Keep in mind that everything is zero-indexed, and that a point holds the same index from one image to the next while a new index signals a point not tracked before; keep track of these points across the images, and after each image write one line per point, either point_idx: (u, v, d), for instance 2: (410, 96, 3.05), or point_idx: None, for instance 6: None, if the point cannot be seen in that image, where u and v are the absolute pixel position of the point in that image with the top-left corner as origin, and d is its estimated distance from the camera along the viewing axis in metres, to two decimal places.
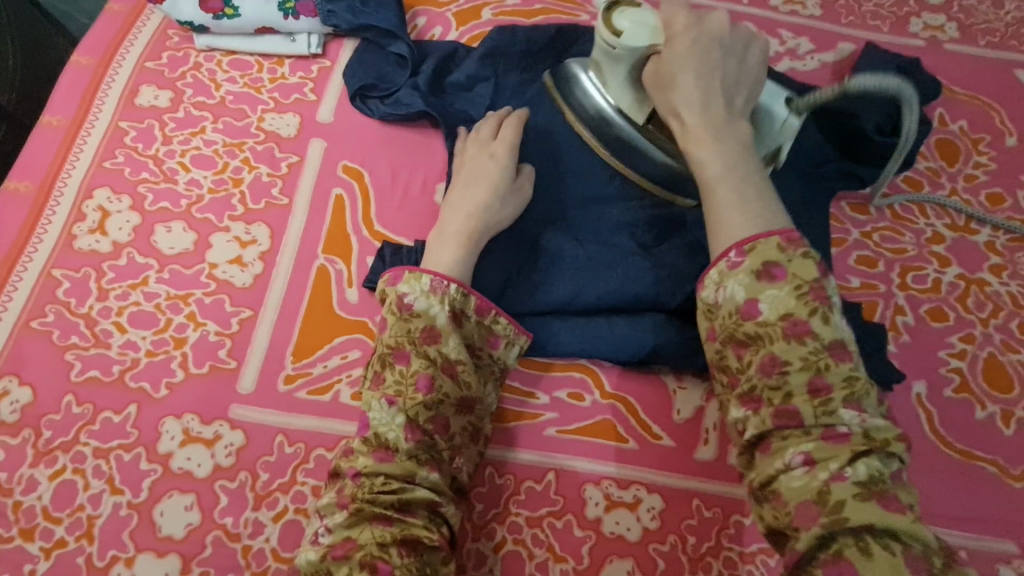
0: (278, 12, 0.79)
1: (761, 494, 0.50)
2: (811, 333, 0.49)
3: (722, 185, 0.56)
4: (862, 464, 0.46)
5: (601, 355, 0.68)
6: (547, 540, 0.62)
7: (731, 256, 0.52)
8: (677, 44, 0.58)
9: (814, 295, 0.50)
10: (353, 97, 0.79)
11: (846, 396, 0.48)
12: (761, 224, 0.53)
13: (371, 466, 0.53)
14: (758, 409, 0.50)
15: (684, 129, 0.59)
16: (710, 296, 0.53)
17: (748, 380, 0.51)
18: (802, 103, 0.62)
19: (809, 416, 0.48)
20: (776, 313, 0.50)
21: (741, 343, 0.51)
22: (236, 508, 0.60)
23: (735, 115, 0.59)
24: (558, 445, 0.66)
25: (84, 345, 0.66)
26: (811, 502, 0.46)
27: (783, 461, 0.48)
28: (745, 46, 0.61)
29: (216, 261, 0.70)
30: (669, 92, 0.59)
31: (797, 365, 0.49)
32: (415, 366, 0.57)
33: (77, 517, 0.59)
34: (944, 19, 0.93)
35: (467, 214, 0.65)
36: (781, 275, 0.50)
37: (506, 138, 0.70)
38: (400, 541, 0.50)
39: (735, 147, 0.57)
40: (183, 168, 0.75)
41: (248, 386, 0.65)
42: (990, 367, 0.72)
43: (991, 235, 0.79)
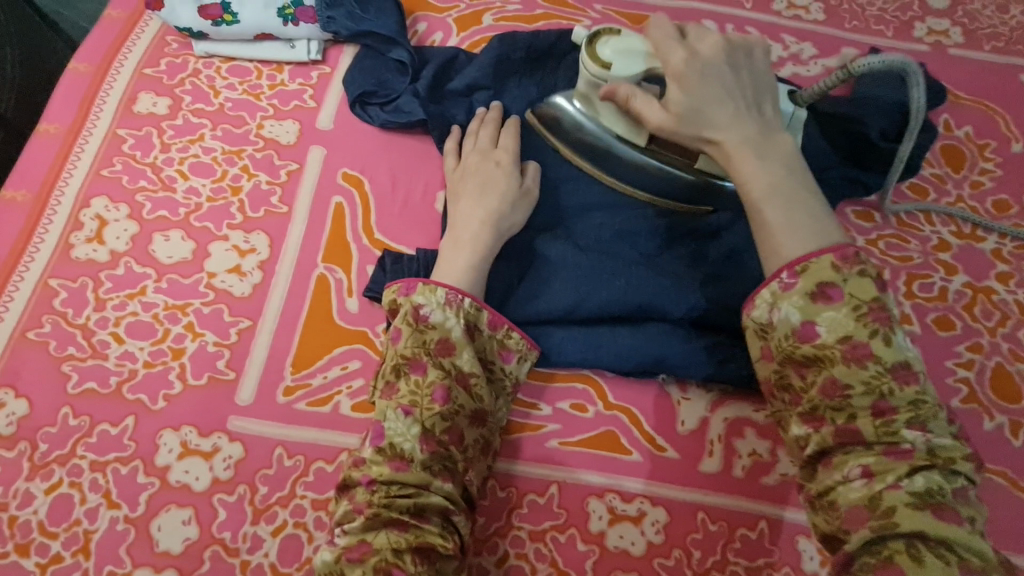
0: (277, 19, 0.78)
1: (817, 503, 0.49)
2: (872, 355, 0.47)
3: (770, 204, 0.53)
4: (922, 478, 0.45)
5: (605, 365, 0.67)
6: (550, 555, 0.61)
7: (784, 278, 0.51)
8: (686, 77, 0.56)
9: (873, 316, 0.48)
10: (353, 104, 0.78)
11: (910, 417, 0.47)
12: (815, 240, 0.51)
13: (386, 474, 0.52)
14: (818, 427, 0.49)
15: (724, 152, 0.56)
16: (764, 316, 0.52)
17: (810, 400, 0.50)
18: (808, 94, 0.64)
19: (870, 434, 0.47)
20: (835, 334, 0.49)
21: (801, 364, 0.50)
22: (235, 522, 0.60)
23: (769, 129, 0.56)
24: (561, 457, 0.65)
25: (81, 357, 0.65)
26: (863, 507, 0.46)
27: (842, 473, 0.47)
28: (750, 61, 0.59)
29: (215, 270, 0.69)
30: (697, 121, 0.56)
31: (859, 390, 0.47)
32: (432, 376, 0.56)
33: (74, 531, 0.59)
34: (948, 23, 0.93)
35: (481, 220, 0.65)
36: (838, 296, 0.49)
37: (509, 144, 0.71)
38: (415, 549, 0.49)
39: (778, 161, 0.55)
40: (181, 176, 0.74)
41: (247, 398, 0.64)
42: (998, 377, 0.71)
43: (998, 242, 0.78)
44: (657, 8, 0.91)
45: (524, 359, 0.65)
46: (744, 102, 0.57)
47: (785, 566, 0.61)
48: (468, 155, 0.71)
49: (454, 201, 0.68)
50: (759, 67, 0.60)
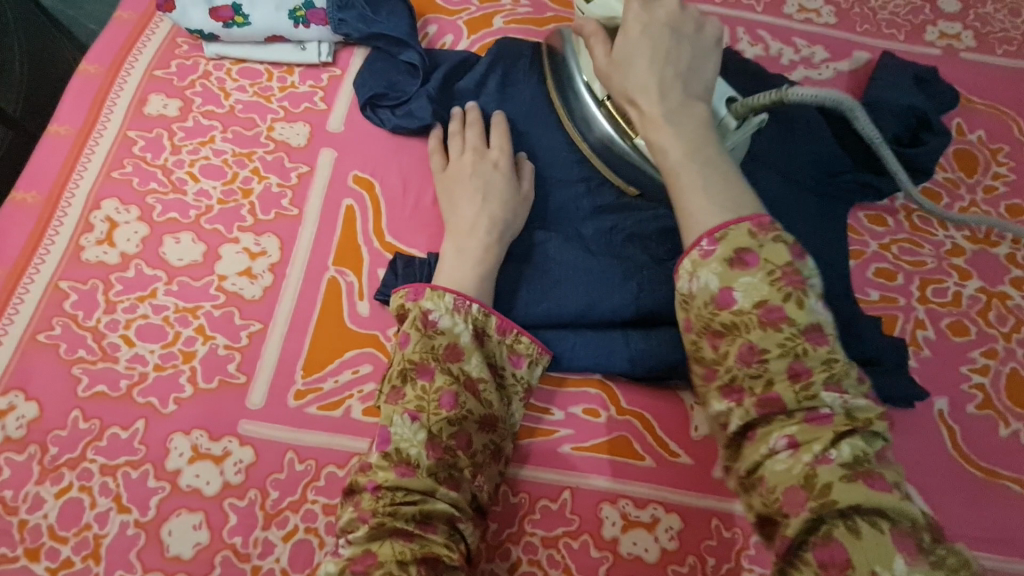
0: (288, 21, 0.78)
1: (749, 483, 0.46)
2: (786, 318, 0.46)
3: (685, 169, 0.53)
4: (847, 445, 0.43)
5: (616, 369, 0.66)
6: (563, 561, 0.61)
7: (703, 245, 0.49)
8: (631, 28, 0.57)
9: (788, 280, 0.47)
10: (364, 107, 0.77)
11: (826, 378, 0.46)
12: (730, 206, 0.50)
13: (392, 480, 0.52)
14: (741, 400, 0.47)
15: (642, 117, 0.56)
16: (684, 286, 0.49)
17: (728, 371, 0.48)
18: (744, 105, 0.61)
19: (791, 401, 0.45)
20: (751, 300, 0.47)
21: (717, 333, 0.48)
22: (246, 527, 0.59)
23: (693, 99, 0.56)
24: (574, 463, 0.64)
25: (91, 360, 0.65)
26: (798, 487, 0.42)
27: (767, 446, 0.45)
28: (698, 34, 0.58)
29: (226, 272, 0.69)
30: (625, 77, 0.57)
31: (775, 353, 0.46)
32: (439, 382, 0.56)
33: (84, 536, 0.58)
34: (960, 27, 0.92)
35: (486, 228, 0.65)
36: (754, 262, 0.47)
37: (502, 144, 0.71)
38: (421, 559, 0.48)
39: (694, 131, 0.54)
40: (192, 178, 0.74)
41: (258, 402, 0.64)
42: (1013, 383, 0.71)
43: (1012, 247, 0.78)
44: None
45: (533, 365, 0.65)
46: (675, 69, 0.56)
47: None
48: (460, 157, 0.71)
49: (452, 206, 0.68)
50: (708, 38, 0.58)
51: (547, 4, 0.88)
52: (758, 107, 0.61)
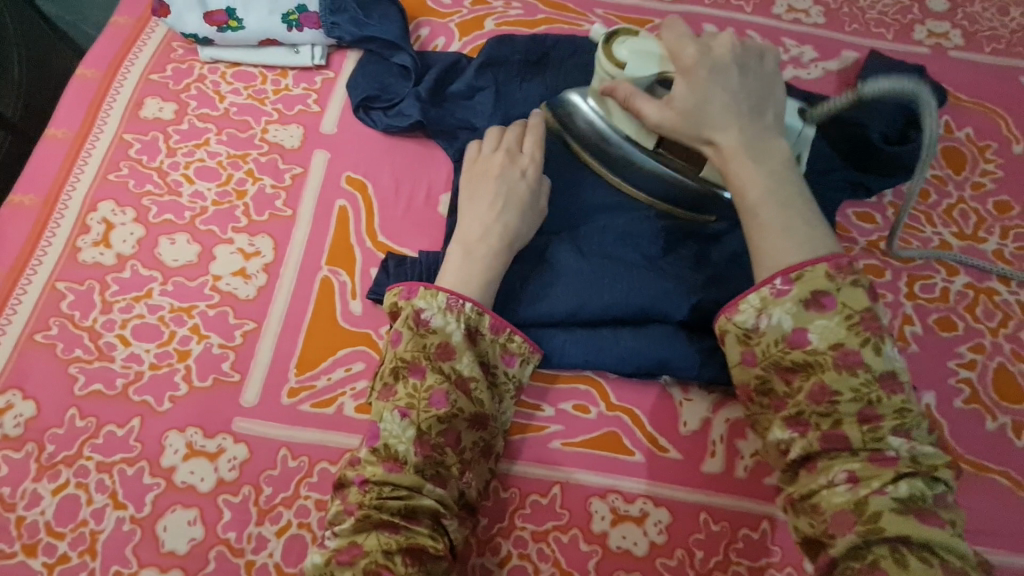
0: (281, 25, 0.80)
1: (800, 506, 0.52)
2: (862, 364, 0.51)
3: (765, 207, 0.55)
4: (906, 484, 0.48)
5: (606, 366, 0.67)
6: (553, 555, 0.61)
7: (778, 284, 0.53)
8: (693, 74, 0.58)
9: (865, 325, 0.51)
10: (357, 109, 0.79)
11: (896, 426, 0.50)
12: (806, 242, 0.54)
13: (380, 475, 0.53)
14: (805, 432, 0.52)
15: (721, 152, 0.58)
16: (752, 322, 0.54)
17: (797, 405, 0.52)
18: (816, 112, 0.65)
19: (857, 441, 0.50)
20: (825, 342, 0.52)
21: (788, 369, 0.53)
22: (239, 523, 0.60)
23: (771, 133, 0.58)
24: (564, 458, 0.65)
25: (88, 359, 0.66)
26: (849, 511, 0.48)
27: (829, 477, 0.50)
28: (761, 66, 0.60)
29: (220, 273, 0.70)
30: (698, 120, 0.58)
31: (848, 396, 0.50)
32: (430, 380, 0.57)
33: (80, 532, 0.59)
34: (948, 26, 0.93)
35: (499, 236, 0.65)
36: (831, 305, 0.52)
37: (535, 154, 0.70)
38: (406, 551, 0.50)
39: (774, 165, 0.57)
40: (187, 180, 0.75)
41: (251, 400, 0.65)
42: (1000, 377, 0.71)
43: (999, 244, 0.79)
44: (658, 12, 0.91)
45: (527, 363, 0.65)
46: (746, 106, 0.58)
47: (788, 568, 0.61)
48: (491, 158, 0.69)
49: (471, 205, 0.67)
50: (766, 69, 0.61)
51: (537, 5, 0.90)
52: (833, 109, 0.65)
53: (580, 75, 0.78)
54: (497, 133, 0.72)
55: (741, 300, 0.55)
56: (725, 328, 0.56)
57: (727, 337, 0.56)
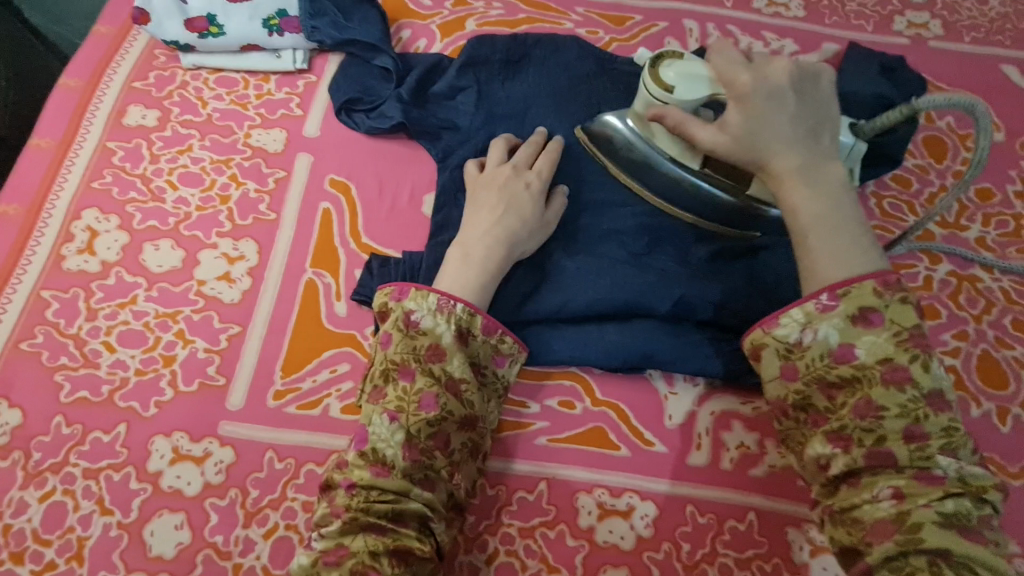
0: (262, 30, 0.80)
1: (838, 518, 0.51)
2: (911, 380, 0.50)
3: (816, 234, 0.55)
4: (952, 501, 0.47)
5: (590, 361, 0.67)
6: (540, 551, 0.62)
7: (823, 299, 0.53)
8: (749, 99, 0.57)
9: (915, 341, 0.51)
10: (339, 111, 0.79)
11: (943, 445, 0.49)
12: (858, 265, 0.53)
13: (367, 478, 0.53)
14: (847, 448, 0.50)
15: (774, 176, 0.57)
16: (796, 336, 0.54)
17: (839, 419, 0.51)
18: (870, 125, 0.61)
19: (904, 458, 0.49)
20: (873, 356, 0.51)
21: (832, 384, 0.52)
22: (226, 526, 0.60)
23: (826, 158, 0.57)
24: (550, 454, 0.65)
25: (73, 366, 0.66)
26: (890, 523, 0.47)
27: (871, 493, 0.49)
28: (818, 89, 0.59)
29: (205, 278, 0.70)
30: (752, 146, 0.57)
31: (894, 412, 0.49)
32: (420, 383, 0.57)
33: (67, 538, 0.59)
34: (927, 16, 0.94)
35: (495, 242, 0.64)
36: (879, 321, 0.51)
37: (544, 169, 0.70)
38: (392, 552, 0.50)
39: (828, 190, 0.56)
40: (170, 186, 0.75)
41: (237, 403, 0.65)
42: (984, 363, 0.72)
43: (981, 231, 0.79)
44: (638, 9, 0.92)
45: (515, 362, 0.65)
46: (804, 130, 0.57)
47: (775, 558, 0.61)
48: (499, 168, 0.70)
49: (473, 212, 0.67)
50: (823, 90, 0.59)
51: (518, 5, 0.90)
52: (887, 125, 0.60)
53: (561, 73, 0.78)
54: (505, 145, 0.72)
55: (784, 313, 0.54)
56: (761, 342, 0.56)
57: (764, 351, 0.56)
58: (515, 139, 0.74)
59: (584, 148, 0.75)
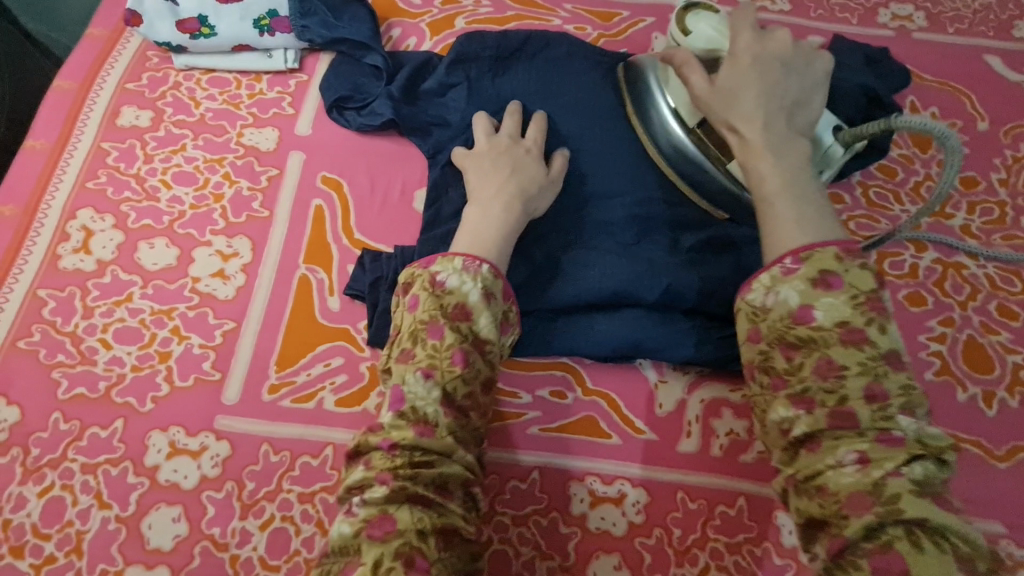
0: (253, 30, 0.81)
1: (803, 488, 0.50)
2: (867, 340, 0.51)
3: (780, 198, 0.57)
4: (918, 466, 0.47)
5: (580, 351, 0.68)
6: (533, 539, 0.62)
7: (787, 262, 0.54)
8: (741, 58, 0.61)
9: (871, 305, 0.52)
10: (330, 109, 0.80)
11: (903, 404, 0.50)
12: (816, 233, 0.55)
13: (410, 440, 0.51)
14: (811, 409, 0.51)
15: (744, 142, 0.59)
16: (759, 300, 0.55)
17: (802, 381, 0.52)
18: (851, 133, 0.65)
19: (865, 419, 0.49)
20: (831, 319, 0.52)
21: (792, 345, 0.53)
22: (224, 518, 0.61)
23: (795, 133, 0.59)
24: (542, 443, 0.66)
25: (70, 363, 0.67)
26: (865, 493, 0.46)
27: (835, 458, 0.49)
28: (807, 70, 0.62)
29: (199, 275, 0.71)
30: (730, 103, 0.60)
31: (854, 370, 0.50)
32: (451, 340, 0.55)
33: (66, 532, 0.60)
34: (912, 9, 0.95)
35: (509, 197, 0.66)
36: (838, 284, 0.52)
37: (538, 137, 0.73)
38: (439, 530, 0.48)
39: (793, 162, 0.58)
40: (165, 186, 0.76)
41: (233, 398, 0.66)
42: (970, 349, 0.73)
43: (966, 219, 0.80)
44: (626, 5, 0.93)
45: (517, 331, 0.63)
46: (779, 104, 0.59)
47: (764, 542, 0.62)
48: (496, 139, 0.71)
49: (479, 177, 0.68)
50: (815, 73, 0.62)
51: (507, 3, 0.91)
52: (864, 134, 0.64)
53: (551, 68, 0.79)
54: (487, 120, 0.74)
55: (752, 278, 0.56)
56: (736, 306, 0.57)
57: (736, 315, 0.57)
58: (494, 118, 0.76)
59: (572, 140, 0.76)
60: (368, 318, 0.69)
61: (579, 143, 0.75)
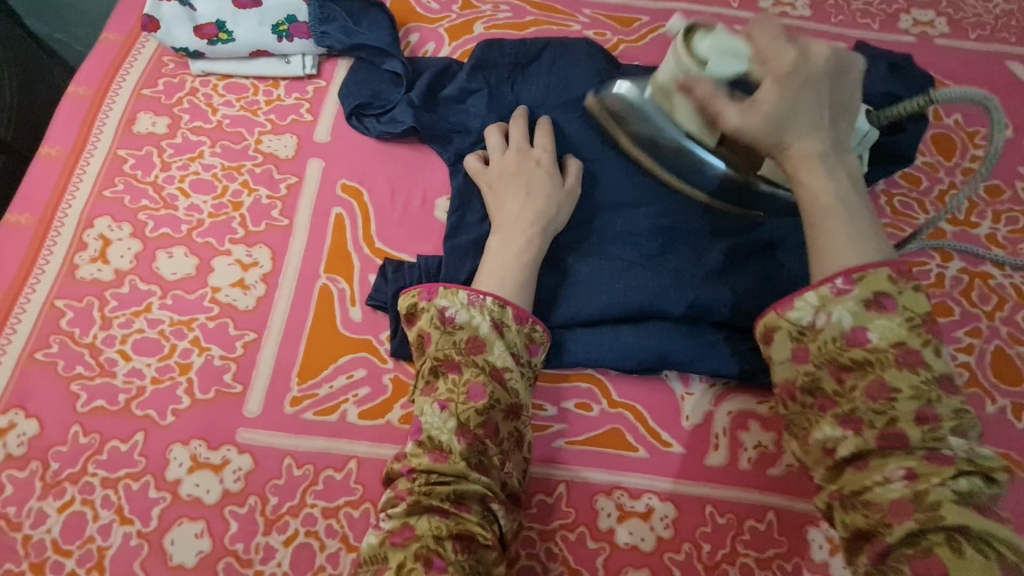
0: (272, 35, 0.80)
1: (850, 501, 0.49)
2: (922, 362, 0.49)
3: (835, 217, 0.54)
4: (966, 480, 0.45)
5: (605, 363, 0.67)
6: (561, 554, 0.62)
7: (838, 283, 0.51)
8: (786, 79, 0.55)
9: (924, 327, 0.50)
10: (349, 116, 0.79)
11: (954, 426, 0.47)
12: (871, 253, 0.52)
13: (425, 464, 0.53)
14: (858, 430, 0.49)
15: (795, 162, 0.55)
16: (808, 319, 0.52)
17: (850, 402, 0.50)
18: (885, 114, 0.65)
19: (916, 439, 0.47)
20: (885, 340, 0.50)
21: (845, 367, 0.50)
22: (247, 533, 0.60)
23: (842, 148, 0.57)
24: (568, 456, 0.65)
25: (89, 375, 0.66)
26: (907, 501, 0.45)
27: (882, 474, 0.47)
28: (848, 80, 0.57)
29: (219, 284, 0.70)
30: (783, 127, 0.55)
31: (906, 394, 0.48)
32: (467, 374, 0.56)
33: (87, 549, 0.59)
34: (933, 14, 0.94)
35: (529, 221, 0.66)
36: (892, 306, 0.50)
37: (547, 145, 0.72)
38: (455, 536, 0.49)
39: (844, 179, 0.55)
40: (182, 194, 0.75)
41: (254, 410, 0.65)
42: (998, 360, 0.72)
43: (992, 228, 0.80)
44: (645, 10, 0.92)
45: (544, 350, 0.63)
46: (829, 118, 0.56)
47: (795, 557, 0.61)
48: (507, 155, 0.71)
49: (499, 203, 0.68)
50: (852, 83, 0.58)
51: (526, 8, 0.90)
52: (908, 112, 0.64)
53: (572, 76, 0.78)
54: (499, 132, 0.74)
55: (796, 297, 0.53)
56: (776, 325, 0.54)
57: (776, 334, 0.54)
58: (504, 125, 0.75)
59: (594, 148, 0.75)
60: (391, 328, 0.68)
61: (602, 152, 0.75)
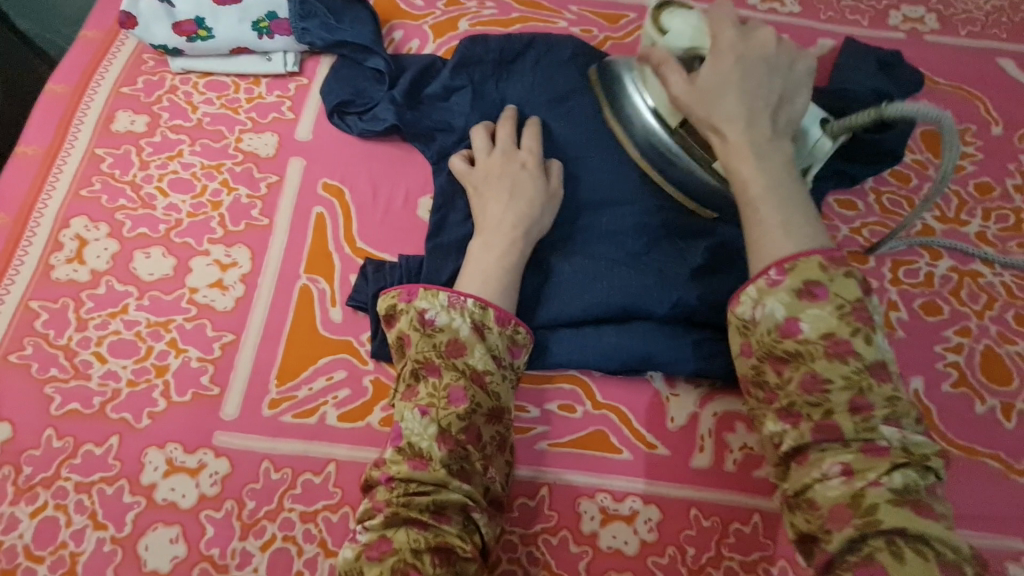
0: (252, 32, 0.79)
1: (794, 502, 0.48)
2: (853, 352, 0.48)
3: (765, 203, 0.54)
4: (901, 474, 0.44)
5: (588, 364, 0.66)
6: (543, 558, 0.61)
7: (771, 274, 0.50)
8: (724, 57, 0.57)
9: (856, 315, 0.49)
10: (331, 114, 0.78)
11: (886, 414, 0.47)
12: (803, 241, 0.52)
13: (405, 472, 0.51)
14: (797, 424, 0.49)
15: (725, 145, 0.56)
16: (748, 313, 0.51)
17: (787, 396, 0.49)
18: (839, 125, 0.62)
19: (848, 431, 0.47)
20: (817, 331, 0.49)
21: (780, 359, 0.50)
22: (223, 538, 0.59)
23: (780, 137, 0.57)
24: (551, 459, 0.64)
25: (64, 378, 0.64)
26: (845, 505, 0.45)
27: (820, 471, 0.47)
28: (790, 69, 0.59)
29: (196, 285, 0.69)
30: (713, 106, 0.56)
31: (839, 384, 0.47)
32: (447, 378, 0.55)
33: (60, 555, 0.58)
34: (923, 11, 0.93)
35: (512, 224, 0.65)
36: (824, 295, 0.49)
37: (533, 147, 0.70)
38: (435, 549, 0.48)
39: (777, 165, 0.55)
40: (161, 193, 0.74)
41: (232, 413, 0.64)
42: (987, 359, 0.71)
43: (982, 225, 0.79)
44: (633, 6, 0.91)
45: (527, 352, 0.62)
46: (765, 105, 0.56)
47: (780, 560, 0.60)
48: (491, 156, 0.70)
49: (482, 205, 0.67)
50: (797, 74, 0.59)
51: (511, 4, 0.89)
52: (856, 126, 0.62)
53: (556, 72, 0.77)
54: (485, 132, 0.72)
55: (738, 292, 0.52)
56: (724, 321, 0.53)
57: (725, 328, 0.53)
58: (490, 124, 0.74)
59: (580, 146, 0.74)
60: (371, 330, 0.67)
61: (588, 149, 0.73)
